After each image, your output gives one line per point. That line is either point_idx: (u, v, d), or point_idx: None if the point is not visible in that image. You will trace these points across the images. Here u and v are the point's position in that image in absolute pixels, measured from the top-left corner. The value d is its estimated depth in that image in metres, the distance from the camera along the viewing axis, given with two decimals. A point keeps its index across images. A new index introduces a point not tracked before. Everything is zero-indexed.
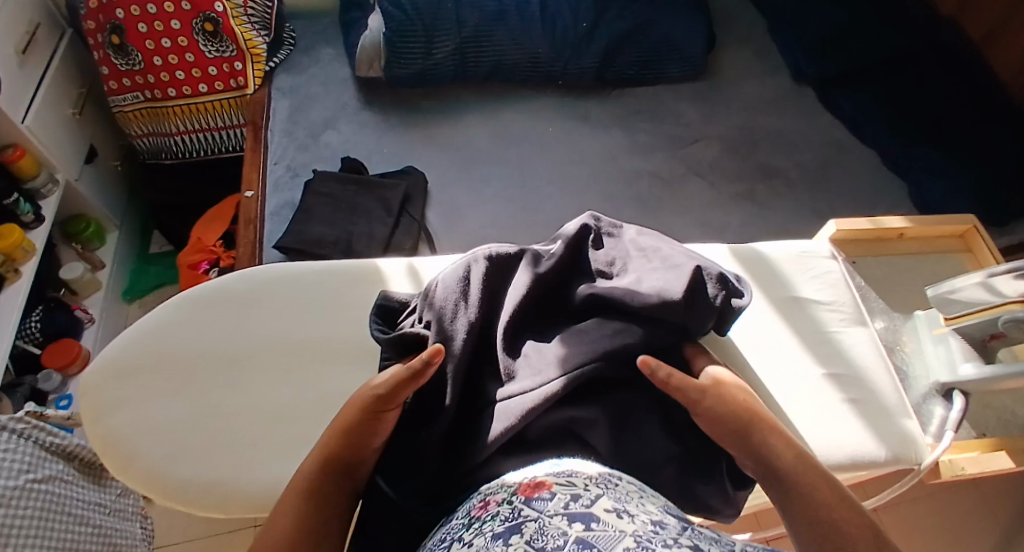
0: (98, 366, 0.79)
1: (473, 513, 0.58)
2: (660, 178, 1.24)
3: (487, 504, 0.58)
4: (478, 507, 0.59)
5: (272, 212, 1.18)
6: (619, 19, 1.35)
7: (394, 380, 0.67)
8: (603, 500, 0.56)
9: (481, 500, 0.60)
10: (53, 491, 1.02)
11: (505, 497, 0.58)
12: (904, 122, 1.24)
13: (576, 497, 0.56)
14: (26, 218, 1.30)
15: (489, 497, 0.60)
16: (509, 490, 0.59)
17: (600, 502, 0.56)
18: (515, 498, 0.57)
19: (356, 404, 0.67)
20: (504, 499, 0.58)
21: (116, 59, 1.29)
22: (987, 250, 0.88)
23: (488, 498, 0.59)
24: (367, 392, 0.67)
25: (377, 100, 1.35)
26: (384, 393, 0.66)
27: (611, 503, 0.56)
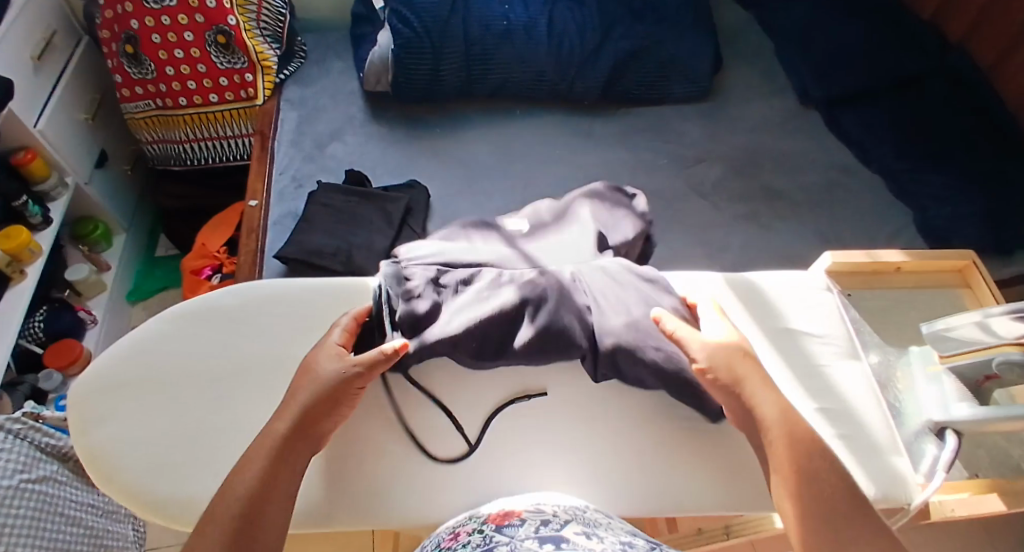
0: (88, 380, 0.80)
1: (443, 543, 0.62)
2: (662, 197, 1.24)
3: (457, 535, 0.62)
4: (448, 538, 0.63)
5: (275, 221, 1.19)
6: (626, 39, 1.36)
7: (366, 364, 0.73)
8: (572, 525, 0.61)
9: (451, 532, 0.64)
10: (46, 491, 1.02)
11: (475, 527, 0.63)
12: (911, 148, 1.22)
13: (546, 522, 0.61)
14: (34, 219, 1.31)
15: (458, 530, 0.63)
16: (479, 520, 0.64)
17: (570, 526, 0.61)
18: (487, 528, 0.62)
19: (332, 385, 0.72)
20: (475, 529, 0.62)
21: (129, 68, 1.31)
22: (986, 287, 0.87)
23: (458, 529, 0.63)
24: (335, 379, 0.72)
25: (384, 113, 1.36)
26: (354, 380, 0.72)
27: (580, 528, 0.61)
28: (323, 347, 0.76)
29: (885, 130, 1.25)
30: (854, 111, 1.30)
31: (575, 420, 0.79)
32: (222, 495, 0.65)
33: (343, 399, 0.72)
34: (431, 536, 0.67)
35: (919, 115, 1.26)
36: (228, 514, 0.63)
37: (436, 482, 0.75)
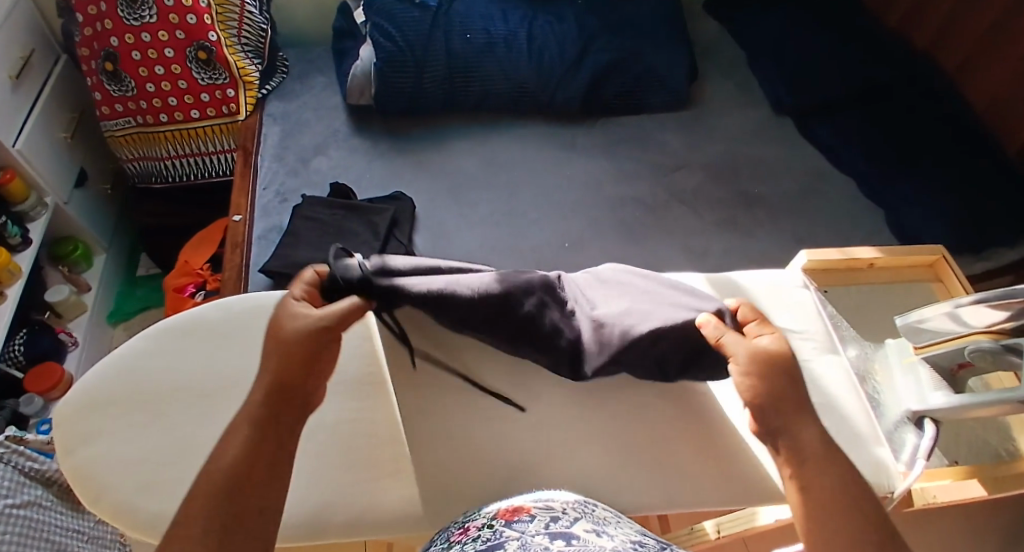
0: (74, 398, 0.79)
1: (454, 538, 0.65)
2: (644, 204, 1.26)
3: (467, 529, 0.65)
4: (458, 532, 0.65)
5: (259, 237, 1.19)
6: (604, 51, 1.39)
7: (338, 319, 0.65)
8: (582, 523, 0.64)
9: (461, 527, 0.66)
10: (31, 516, 1.01)
11: (485, 522, 0.65)
12: (883, 152, 1.26)
13: (556, 519, 0.63)
14: (13, 240, 1.31)
15: (468, 525, 0.66)
16: (488, 515, 0.66)
17: (579, 523, 0.63)
18: (496, 523, 0.64)
19: (302, 342, 0.63)
20: (485, 524, 0.65)
21: (109, 86, 1.31)
22: (956, 280, 0.90)
23: (468, 524, 0.66)
24: (312, 329, 0.64)
25: (367, 127, 1.37)
26: (328, 330, 0.65)
27: (590, 525, 0.64)
28: (286, 304, 0.67)
29: (857, 135, 1.29)
30: (827, 118, 1.34)
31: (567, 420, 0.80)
32: (206, 472, 0.57)
33: (319, 355, 0.64)
34: (440, 530, 0.69)
35: (889, 119, 1.30)
36: (214, 490, 0.56)
37: (433, 487, 0.75)
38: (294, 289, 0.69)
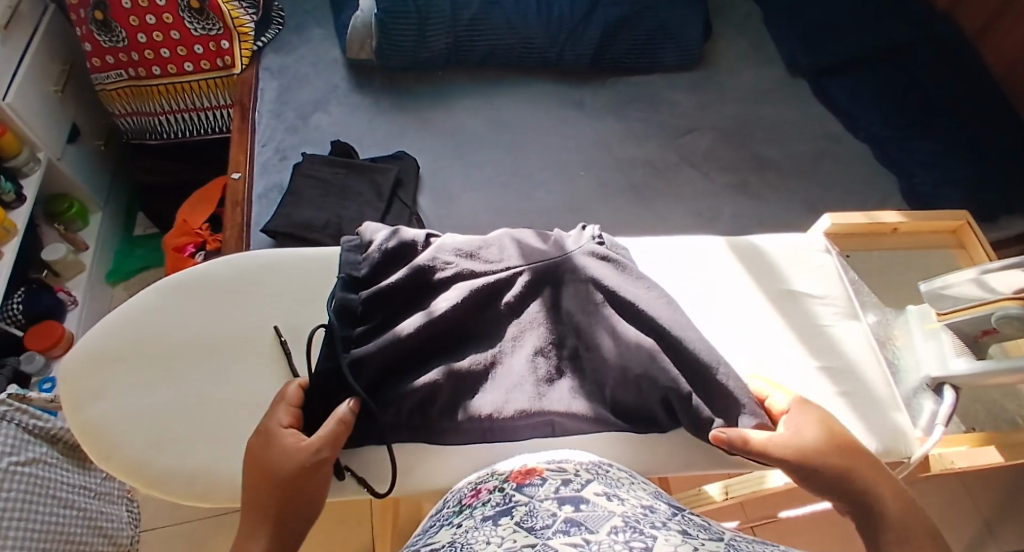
0: (79, 352, 0.78)
1: (465, 501, 0.63)
2: (653, 167, 1.23)
3: (478, 492, 0.63)
4: (470, 495, 0.64)
5: (259, 195, 1.15)
6: (615, 5, 1.34)
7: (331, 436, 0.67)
8: (593, 486, 0.61)
9: (473, 489, 0.65)
10: (37, 473, 1.01)
11: (497, 485, 0.64)
12: (899, 115, 1.23)
13: (567, 482, 0.61)
14: (7, 197, 1.27)
15: (480, 487, 0.65)
16: (501, 478, 0.64)
17: (590, 486, 0.60)
18: (507, 487, 0.62)
19: (287, 467, 0.64)
20: (496, 487, 0.63)
21: (100, 36, 1.26)
22: (980, 246, 0.90)
23: (480, 487, 0.64)
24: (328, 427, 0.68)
25: (368, 83, 1.33)
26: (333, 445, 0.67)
27: (601, 488, 0.60)
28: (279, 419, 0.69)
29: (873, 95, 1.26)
30: (843, 78, 1.30)
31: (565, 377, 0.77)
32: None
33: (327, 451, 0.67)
34: (450, 491, 0.68)
35: (907, 80, 1.26)
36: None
37: (438, 451, 0.74)
38: (278, 413, 0.69)
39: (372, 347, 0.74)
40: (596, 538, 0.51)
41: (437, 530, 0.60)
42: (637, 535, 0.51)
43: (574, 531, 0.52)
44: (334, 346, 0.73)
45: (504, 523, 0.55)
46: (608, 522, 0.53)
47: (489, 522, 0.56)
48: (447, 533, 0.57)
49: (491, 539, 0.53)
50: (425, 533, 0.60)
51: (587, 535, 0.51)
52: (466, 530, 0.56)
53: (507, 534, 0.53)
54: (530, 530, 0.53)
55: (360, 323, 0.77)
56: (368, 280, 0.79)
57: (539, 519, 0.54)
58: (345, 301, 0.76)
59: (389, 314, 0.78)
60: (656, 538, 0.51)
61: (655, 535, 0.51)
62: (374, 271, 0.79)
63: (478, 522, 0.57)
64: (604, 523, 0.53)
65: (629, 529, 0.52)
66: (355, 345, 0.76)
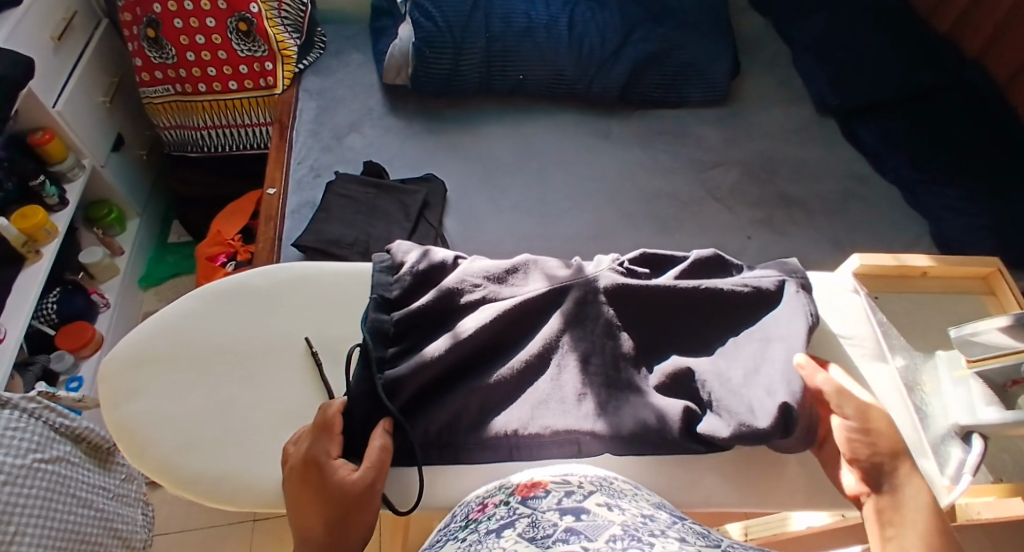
0: (119, 353, 0.81)
1: (471, 515, 0.63)
2: (679, 200, 1.24)
3: (485, 507, 0.63)
4: (477, 509, 0.64)
5: (292, 211, 1.18)
6: (645, 41, 1.36)
7: (380, 464, 0.69)
8: (596, 497, 0.61)
9: (480, 504, 0.65)
10: (58, 471, 1.00)
11: (503, 498, 0.64)
12: (929, 158, 1.22)
13: (570, 494, 0.61)
14: (50, 200, 1.31)
15: (488, 500, 0.65)
16: (507, 492, 0.65)
17: (593, 497, 0.61)
18: (513, 500, 0.62)
19: (343, 501, 0.66)
20: (502, 501, 0.63)
21: (150, 52, 1.31)
22: (1010, 293, 0.90)
23: (486, 501, 0.64)
24: (378, 453, 0.70)
25: (402, 106, 1.36)
26: (381, 470, 0.69)
27: (604, 499, 0.61)
28: (323, 447, 0.69)
29: (902, 140, 1.25)
30: (873, 122, 1.30)
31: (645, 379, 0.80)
32: None
33: (377, 477, 0.69)
34: (459, 506, 0.68)
35: (938, 124, 1.26)
36: None
37: (457, 469, 0.75)
38: (325, 442, 0.70)
39: (405, 368, 0.76)
40: (594, 546, 0.51)
41: (444, 542, 0.60)
42: (634, 542, 0.52)
43: (573, 540, 0.52)
44: (371, 368, 0.75)
45: (508, 534, 0.56)
46: (606, 531, 0.54)
47: (494, 534, 0.56)
48: (451, 548, 0.57)
49: (495, 550, 0.54)
50: (431, 546, 0.61)
51: (586, 544, 0.52)
52: (470, 544, 0.56)
53: (508, 545, 0.54)
54: (531, 540, 0.53)
55: (393, 341, 0.78)
56: (399, 301, 0.81)
57: (541, 529, 0.55)
58: (378, 324, 0.78)
59: (420, 334, 0.80)
60: (654, 545, 0.52)
61: (653, 543, 0.52)
62: (405, 292, 0.81)
63: (482, 535, 0.57)
64: (602, 533, 0.53)
65: (628, 537, 0.53)
66: (388, 366, 0.77)
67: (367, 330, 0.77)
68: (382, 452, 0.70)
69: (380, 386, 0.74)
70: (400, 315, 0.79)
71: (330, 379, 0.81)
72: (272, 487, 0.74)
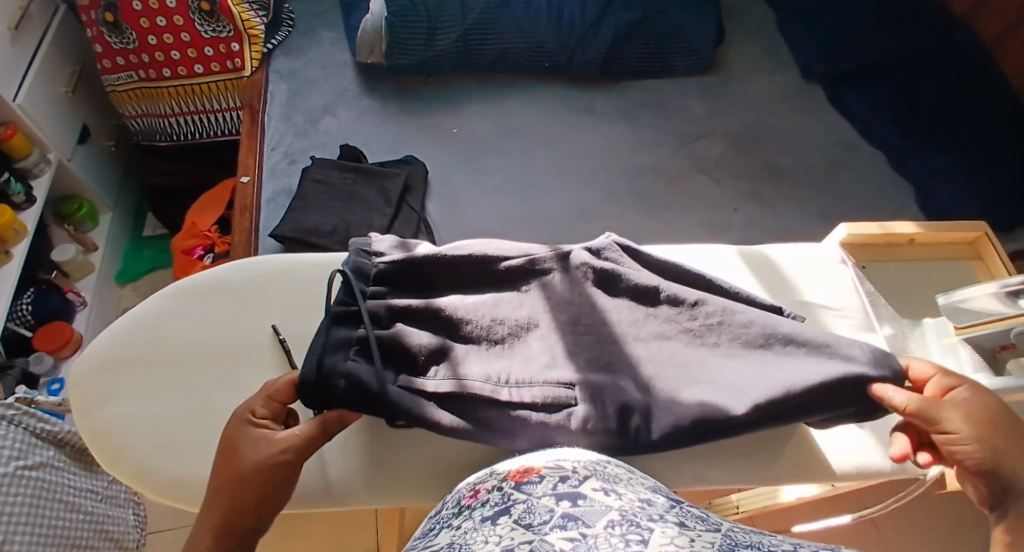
0: (90, 357, 0.79)
1: (463, 501, 0.63)
2: (663, 173, 1.22)
3: (477, 492, 0.63)
4: (468, 495, 0.63)
5: (268, 200, 1.15)
6: (626, 9, 1.33)
7: (299, 439, 0.65)
8: (590, 482, 0.60)
9: (471, 489, 0.64)
10: (45, 477, 0.99)
11: (495, 484, 0.63)
12: (913, 121, 1.21)
13: (564, 479, 0.61)
14: (17, 198, 1.27)
15: (479, 487, 0.64)
16: (499, 478, 0.64)
17: (588, 482, 0.60)
18: (505, 485, 0.62)
19: (253, 479, 0.63)
20: (495, 486, 0.63)
21: (110, 38, 1.26)
22: (997, 258, 0.90)
23: (478, 487, 0.64)
24: (301, 433, 0.66)
25: (377, 87, 1.32)
26: (293, 453, 0.65)
27: (599, 484, 0.60)
28: (240, 418, 0.67)
29: (886, 105, 1.24)
30: (857, 85, 1.29)
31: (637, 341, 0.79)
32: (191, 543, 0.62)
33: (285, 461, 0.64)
34: (449, 493, 0.67)
35: (923, 85, 1.24)
36: None
37: (451, 459, 0.73)
38: (254, 403, 0.68)
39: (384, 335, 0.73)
40: (593, 531, 0.51)
41: (437, 531, 0.59)
42: (633, 528, 0.51)
43: (571, 526, 0.52)
44: (353, 293, 0.75)
45: (503, 522, 0.55)
46: (604, 516, 0.53)
47: (489, 522, 0.56)
48: (445, 535, 0.57)
49: (491, 538, 0.53)
50: (424, 535, 0.60)
51: (584, 530, 0.52)
52: (464, 532, 0.56)
53: (504, 533, 0.53)
54: (528, 527, 0.53)
55: (374, 281, 0.78)
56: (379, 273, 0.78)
57: (537, 516, 0.55)
58: (360, 262, 0.78)
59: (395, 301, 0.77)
60: (652, 530, 0.51)
61: (652, 527, 0.52)
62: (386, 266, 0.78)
63: (477, 523, 0.57)
64: (600, 518, 0.53)
65: (626, 522, 0.52)
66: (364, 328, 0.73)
67: (351, 264, 0.78)
68: (303, 433, 0.66)
69: (364, 309, 0.73)
70: (382, 260, 0.78)
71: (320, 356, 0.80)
72: None
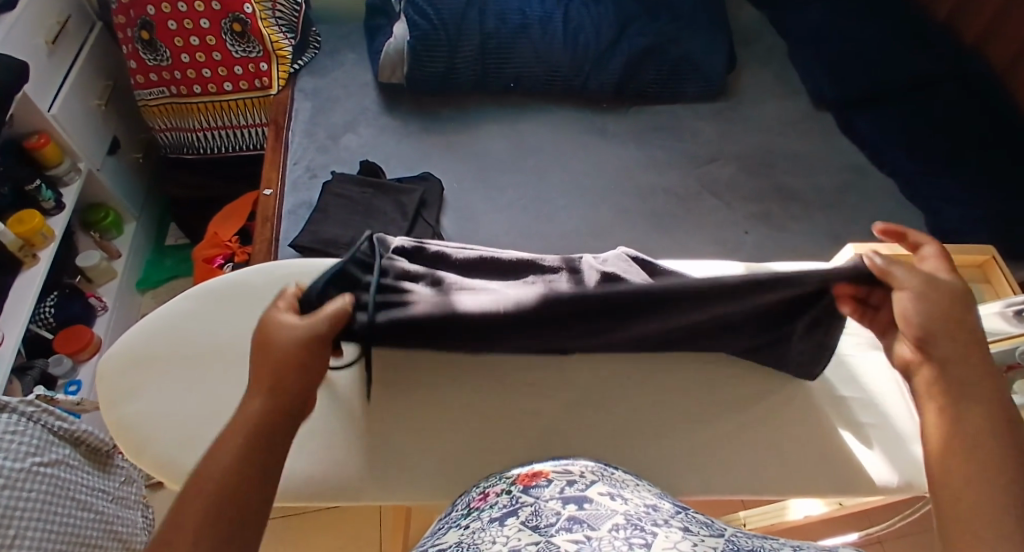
0: (116, 354, 0.82)
1: (473, 504, 0.63)
2: (674, 194, 1.24)
3: (486, 495, 0.63)
4: (478, 498, 0.64)
5: (288, 211, 1.18)
6: (640, 35, 1.36)
7: (320, 317, 0.65)
8: (597, 486, 0.61)
9: (481, 492, 0.65)
10: (59, 475, 1.01)
11: (504, 488, 0.64)
12: (923, 149, 1.23)
13: (571, 483, 0.61)
14: (46, 204, 1.31)
15: (488, 490, 0.65)
16: (508, 481, 0.64)
17: (595, 487, 0.61)
18: (514, 489, 0.62)
19: (286, 359, 0.62)
20: (503, 490, 0.63)
21: (145, 55, 1.31)
22: (1005, 282, 0.91)
23: (487, 490, 0.64)
24: (320, 314, 0.66)
25: (397, 105, 1.36)
26: (316, 332, 0.64)
27: (605, 488, 0.61)
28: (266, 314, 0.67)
29: (896, 134, 1.26)
30: (867, 114, 1.31)
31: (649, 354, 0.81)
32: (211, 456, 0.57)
33: (310, 355, 0.63)
34: (460, 495, 0.67)
35: (933, 115, 1.26)
36: (221, 472, 0.56)
37: (463, 460, 0.74)
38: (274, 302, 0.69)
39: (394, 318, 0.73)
40: (597, 534, 0.52)
41: (445, 531, 0.60)
42: (637, 532, 0.52)
43: (577, 529, 0.54)
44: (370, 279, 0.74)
45: (510, 523, 0.56)
46: (610, 519, 0.54)
47: (497, 524, 0.57)
48: (453, 535, 0.58)
49: (497, 540, 0.55)
50: (433, 534, 0.61)
51: (589, 532, 0.53)
52: (472, 532, 0.57)
53: (511, 533, 0.55)
54: (534, 529, 0.54)
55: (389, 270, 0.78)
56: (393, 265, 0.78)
57: (543, 518, 0.56)
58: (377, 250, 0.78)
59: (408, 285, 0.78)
60: (656, 535, 0.52)
61: (656, 532, 0.52)
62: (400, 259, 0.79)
63: (484, 524, 0.58)
64: (606, 521, 0.54)
65: (631, 526, 0.53)
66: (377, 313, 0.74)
67: (367, 238, 0.77)
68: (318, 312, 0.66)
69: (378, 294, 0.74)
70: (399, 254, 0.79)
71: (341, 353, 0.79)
72: None
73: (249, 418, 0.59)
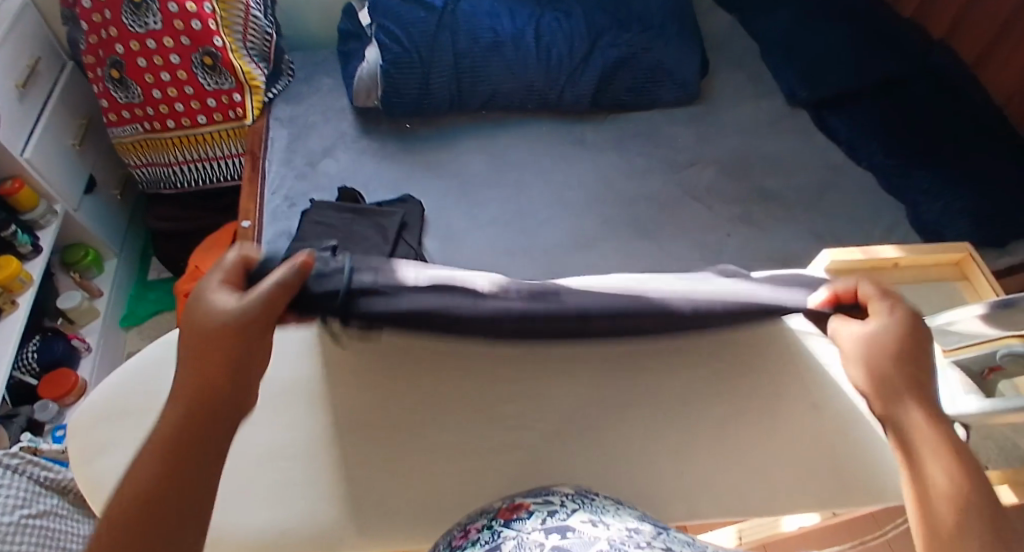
0: (89, 407, 0.80)
1: (454, 541, 0.62)
2: (656, 202, 1.24)
3: (467, 532, 0.62)
4: (459, 535, 0.63)
5: (269, 241, 1.17)
6: (612, 46, 1.36)
7: (263, 299, 0.64)
8: (579, 514, 0.61)
9: (461, 528, 0.64)
10: (47, 525, 0.99)
11: (485, 523, 0.62)
12: (900, 144, 1.23)
13: (553, 513, 0.61)
14: (24, 248, 1.30)
15: (468, 526, 0.63)
16: (488, 516, 0.63)
17: (576, 514, 0.61)
18: (496, 523, 0.62)
19: (218, 337, 0.62)
20: (485, 525, 0.62)
21: (116, 92, 1.29)
22: (984, 278, 0.90)
23: (468, 526, 0.63)
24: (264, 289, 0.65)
25: (374, 127, 1.36)
26: (255, 315, 0.63)
27: (587, 515, 0.61)
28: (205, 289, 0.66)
29: (873, 130, 1.26)
30: (842, 112, 1.31)
31: (634, 375, 0.79)
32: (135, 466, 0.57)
33: (245, 344, 0.62)
34: (441, 533, 0.66)
35: (908, 109, 1.26)
36: (128, 505, 0.55)
37: (446, 496, 0.73)
38: (212, 276, 0.67)
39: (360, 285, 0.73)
40: None
41: None
42: None
43: None
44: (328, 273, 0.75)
45: None
46: None
47: None
48: None
49: None
50: None
51: None
52: None
53: None
54: None
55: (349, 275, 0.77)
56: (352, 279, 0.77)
57: None
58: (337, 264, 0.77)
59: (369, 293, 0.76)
60: None
61: None
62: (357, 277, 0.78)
63: None
64: None
65: None
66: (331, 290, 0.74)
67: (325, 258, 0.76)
68: (263, 290, 0.64)
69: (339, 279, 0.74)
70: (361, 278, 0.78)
71: (322, 393, 0.78)
72: (249, 536, 0.71)
73: (167, 432, 0.58)
